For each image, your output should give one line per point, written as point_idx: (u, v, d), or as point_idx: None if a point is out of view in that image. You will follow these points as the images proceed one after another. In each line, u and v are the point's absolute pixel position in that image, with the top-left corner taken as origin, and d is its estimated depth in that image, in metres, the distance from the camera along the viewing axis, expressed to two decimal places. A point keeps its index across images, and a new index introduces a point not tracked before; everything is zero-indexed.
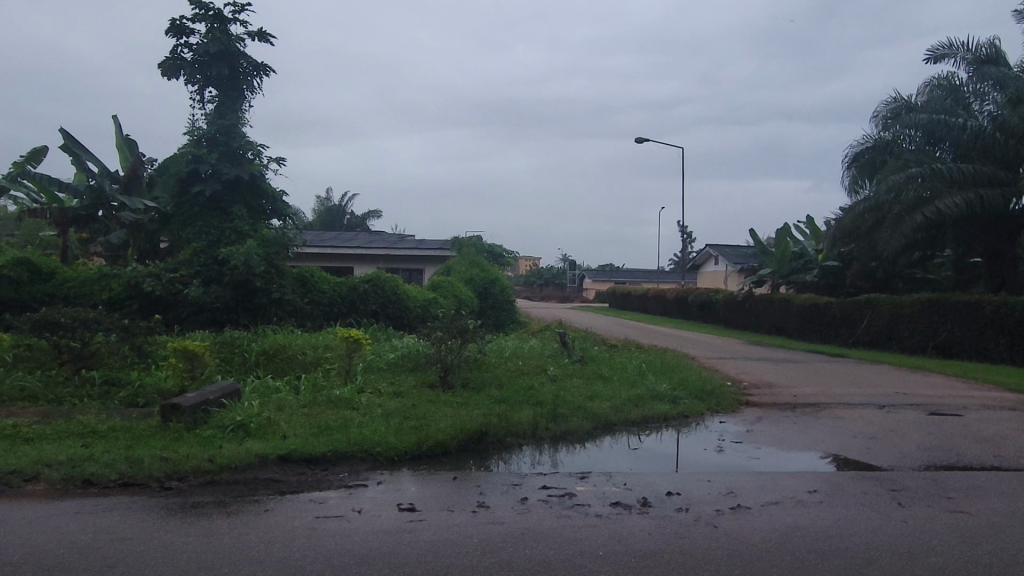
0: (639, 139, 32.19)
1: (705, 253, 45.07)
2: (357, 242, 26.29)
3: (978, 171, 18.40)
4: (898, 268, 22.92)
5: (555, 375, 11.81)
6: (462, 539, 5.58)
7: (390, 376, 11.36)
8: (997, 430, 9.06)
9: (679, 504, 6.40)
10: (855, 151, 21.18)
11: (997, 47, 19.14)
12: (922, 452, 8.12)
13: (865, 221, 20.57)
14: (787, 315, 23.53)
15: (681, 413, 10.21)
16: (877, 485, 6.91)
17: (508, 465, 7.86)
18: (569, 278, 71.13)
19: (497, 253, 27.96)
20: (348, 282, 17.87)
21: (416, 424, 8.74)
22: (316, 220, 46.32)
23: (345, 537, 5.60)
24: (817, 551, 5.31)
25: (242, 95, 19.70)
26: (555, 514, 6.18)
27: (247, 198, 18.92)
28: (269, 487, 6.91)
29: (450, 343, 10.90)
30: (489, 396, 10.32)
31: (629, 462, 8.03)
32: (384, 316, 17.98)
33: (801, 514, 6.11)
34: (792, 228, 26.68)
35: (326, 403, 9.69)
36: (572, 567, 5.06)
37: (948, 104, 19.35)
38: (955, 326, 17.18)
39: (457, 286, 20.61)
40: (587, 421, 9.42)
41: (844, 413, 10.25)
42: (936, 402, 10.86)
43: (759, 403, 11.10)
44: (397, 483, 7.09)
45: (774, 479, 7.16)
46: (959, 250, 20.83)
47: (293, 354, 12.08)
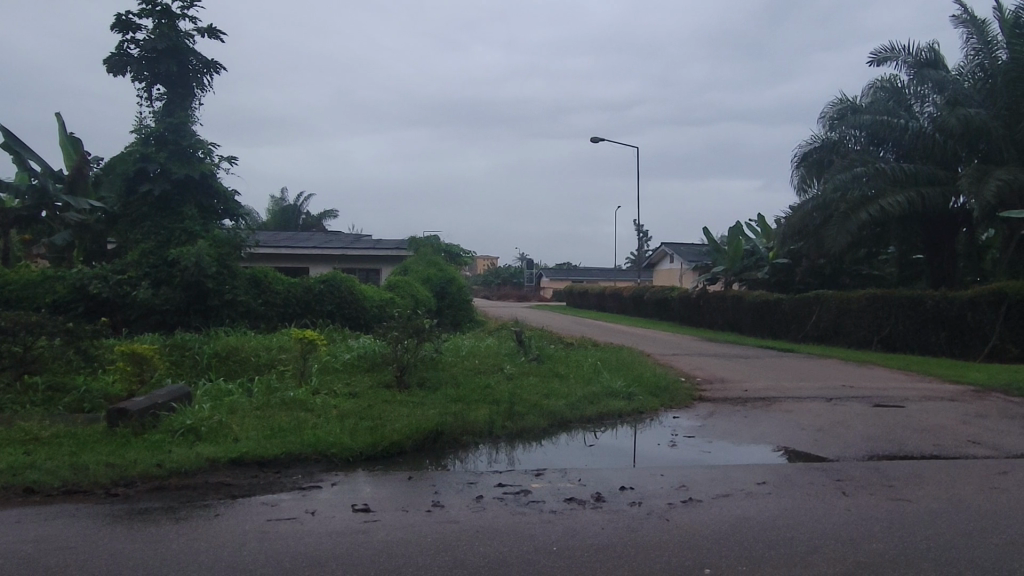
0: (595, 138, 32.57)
1: (660, 251, 45.82)
2: (311, 242, 25.94)
3: (918, 171, 19.04)
4: (845, 264, 23.53)
5: (511, 374, 11.83)
6: (416, 538, 5.57)
7: (344, 378, 11.23)
8: (936, 421, 9.38)
9: (632, 499, 6.50)
10: (804, 152, 21.76)
11: (936, 51, 19.82)
12: (866, 443, 8.35)
13: (813, 219, 21.11)
14: (740, 312, 23.98)
15: (635, 409, 10.35)
16: (822, 475, 7.12)
17: (464, 464, 7.86)
18: (527, 278, 71.40)
19: (454, 253, 27.86)
20: (303, 282, 17.62)
21: (372, 424, 8.69)
22: (269, 221, 45.66)
23: (297, 540, 5.54)
24: (765, 541, 5.44)
25: (191, 93, 19.26)
26: (510, 511, 6.21)
27: (197, 198, 18.50)
28: (219, 492, 6.78)
29: (405, 343, 10.85)
30: (446, 396, 10.30)
31: (584, 458, 8.11)
32: (340, 317, 17.78)
33: (749, 506, 6.26)
34: (743, 226, 27.22)
35: (279, 405, 9.57)
36: (525, 562, 5.10)
37: (890, 106, 19.97)
38: (899, 319, 17.71)
39: (414, 285, 20.52)
40: (543, 419, 9.47)
41: (792, 407, 10.50)
42: (879, 395, 11.19)
43: (711, 398, 11.30)
44: (352, 483, 7.05)
45: (724, 472, 7.30)
46: (903, 248, 21.50)
47: (245, 357, 11.87)
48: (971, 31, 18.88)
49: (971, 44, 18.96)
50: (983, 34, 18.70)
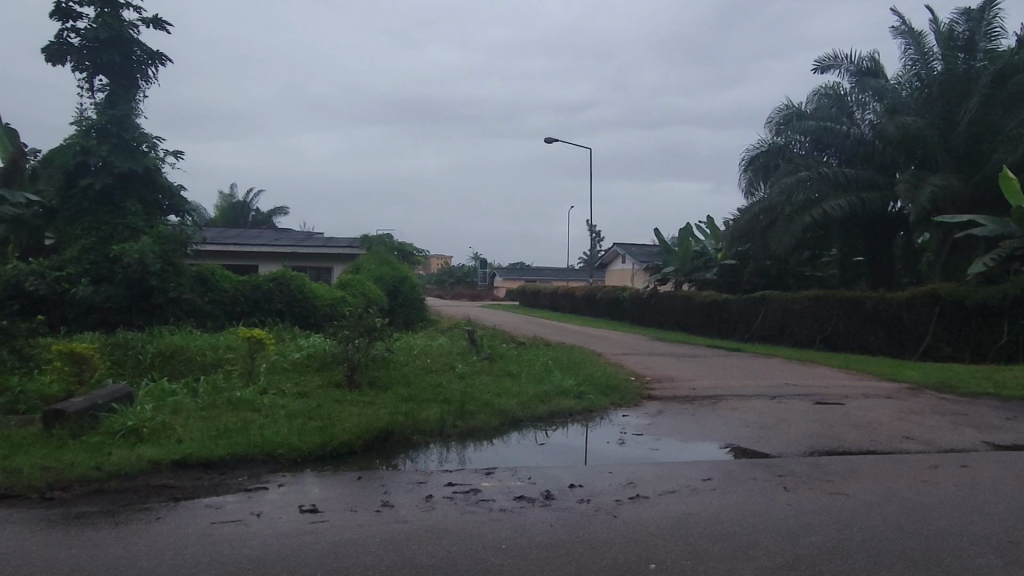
0: (549, 139, 32.83)
1: (611, 252, 46.40)
2: (260, 239, 25.46)
3: (859, 176, 19.66)
4: (790, 266, 24.18)
5: (463, 373, 11.84)
6: (363, 539, 5.53)
7: (293, 377, 11.06)
8: (874, 417, 9.73)
9: (580, 496, 6.58)
10: (751, 156, 22.28)
11: (876, 60, 20.49)
12: (807, 439, 8.61)
13: (760, 221, 21.63)
14: (689, 312, 24.42)
15: (586, 408, 10.46)
16: (765, 472, 7.30)
17: (414, 463, 7.83)
18: (480, 277, 71.38)
19: (407, 251, 27.69)
20: (251, 280, 17.29)
21: (321, 424, 8.59)
22: (217, 217, 44.62)
23: (241, 542, 5.44)
24: (708, 535, 5.56)
25: (135, 85, 18.70)
26: (460, 510, 6.23)
27: (141, 192, 17.98)
28: (161, 494, 6.62)
29: (356, 342, 10.74)
30: (397, 395, 10.24)
31: (535, 457, 8.15)
32: (289, 316, 17.49)
33: (694, 501, 6.40)
34: (693, 228, 27.71)
35: (225, 405, 9.38)
36: (473, 561, 5.11)
37: (834, 112, 20.58)
38: (841, 320, 18.27)
39: (366, 283, 20.29)
40: (494, 418, 9.51)
41: (738, 404, 10.75)
42: (820, 392, 11.55)
43: (660, 396, 11.50)
44: (299, 485, 6.95)
45: (670, 469, 7.44)
46: (844, 250, 22.19)
47: (191, 357, 11.60)
48: (909, 43, 19.63)
49: (909, 54, 19.72)
50: (920, 45, 19.47)
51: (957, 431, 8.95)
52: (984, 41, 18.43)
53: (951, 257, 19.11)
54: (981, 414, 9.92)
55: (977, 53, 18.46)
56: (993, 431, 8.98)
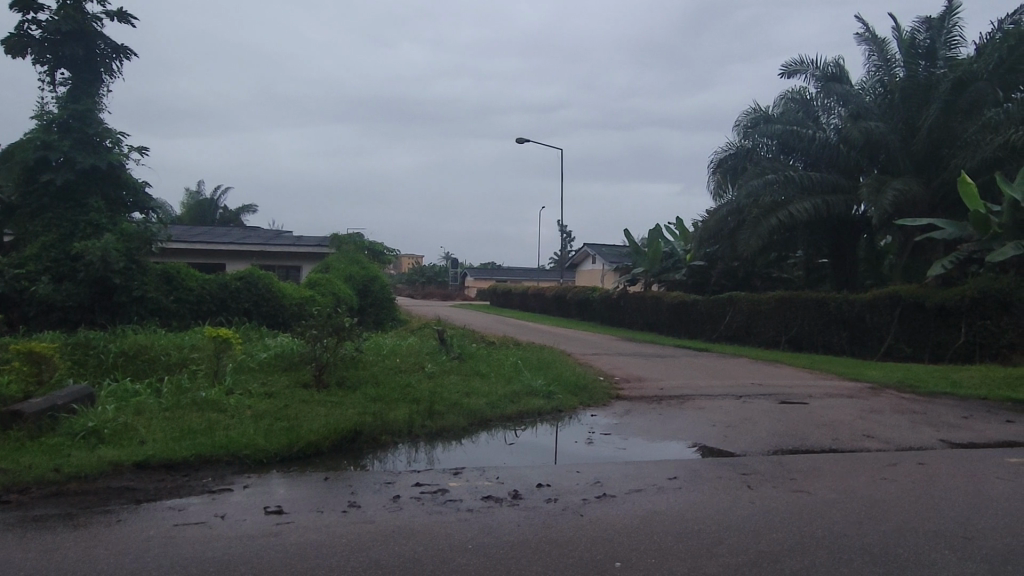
0: (520, 139, 32.97)
1: (581, 252, 46.65)
2: (228, 237, 25.12)
3: (823, 179, 20.01)
4: (757, 267, 24.53)
5: (432, 373, 11.82)
6: (329, 540, 5.49)
7: (260, 377, 10.93)
8: (836, 416, 9.92)
9: (548, 495, 6.60)
10: (720, 158, 22.55)
11: (841, 65, 20.86)
12: (771, 438, 8.74)
13: (727, 223, 21.91)
14: (659, 312, 24.63)
15: (555, 408, 10.50)
16: (730, 470, 7.41)
17: (382, 464, 7.79)
18: (451, 277, 71.21)
19: (378, 250, 27.49)
20: (218, 279, 17.07)
21: (288, 424, 8.50)
22: (184, 215, 43.95)
23: (204, 545, 5.36)
24: (673, 533, 5.63)
25: (99, 79, 18.32)
26: (427, 510, 6.21)
27: (105, 189, 17.62)
28: (122, 497, 6.50)
29: (325, 342, 10.65)
30: (365, 395, 10.18)
31: (503, 457, 8.16)
32: (256, 315, 17.28)
33: (660, 499, 6.47)
34: (663, 229, 27.96)
35: (190, 406, 9.24)
36: (440, 561, 5.11)
37: (800, 116, 20.97)
38: (807, 320, 18.57)
39: (335, 282, 20.13)
40: (463, 417, 9.51)
41: (704, 404, 10.88)
42: (785, 392, 11.73)
43: (628, 396, 11.59)
44: (265, 486, 6.87)
45: (637, 468, 7.51)
46: (810, 252, 22.58)
47: (155, 357, 11.40)
48: (873, 49, 20.03)
49: (872, 61, 20.12)
50: (883, 52, 19.88)
51: (916, 429, 9.17)
52: (944, 49, 18.89)
53: (913, 259, 19.55)
54: (938, 413, 10.17)
55: (938, 60, 18.91)
56: (950, 429, 9.22)
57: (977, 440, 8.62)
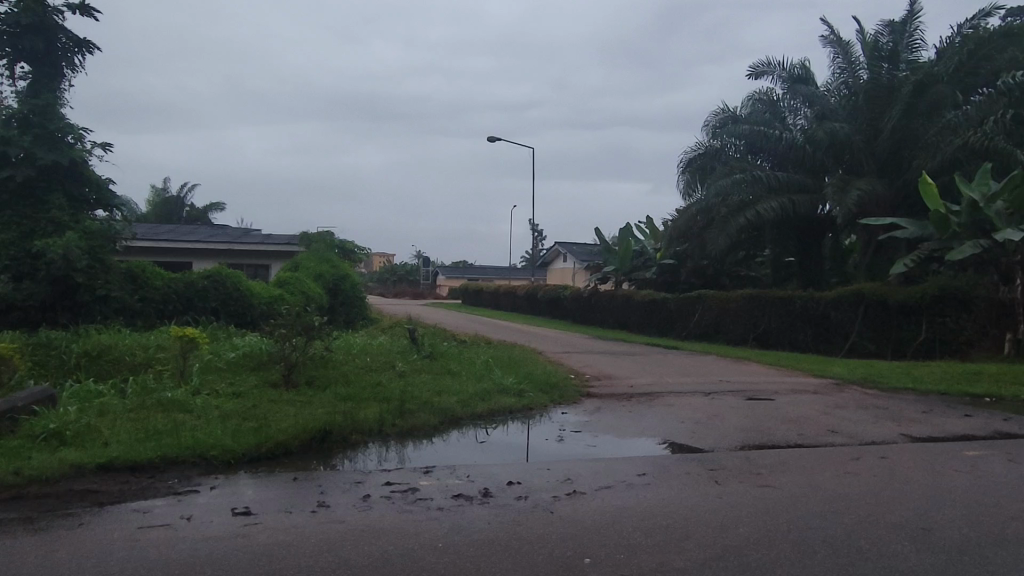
0: (492, 138, 33.03)
1: (553, 250, 46.78)
2: (194, 235, 24.74)
3: (790, 179, 20.30)
4: (726, 266, 24.85)
5: (403, 372, 11.78)
6: (298, 540, 5.45)
7: (228, 377, 10.79)
8: (801, 412, 10.09)
9: (518, 493, 6.62)
10: (689, 158, 22.78)
11: (807, 67, 21.17)
12: (738, 434, 8.86)
13: (696, 222, 22.13)
14: (629, 310, 24.81)
15: (525, 406, 10.52)
16: (698, 466, 7.50)
17: (353, 463, 7.74)
18: (422, 275, 70.97)
19: (348, 249, 27.29)
20: (185, 277, 16.82)
21: (256, 424, 8.41)
22: (149, 213, 43.23)
23: (169, 547, 5.29)
24: (642, 529, 5.69)
25: (60, 74, 17.92)
26: (397, 509, 6.18)
27: (66, 186, 17.21)
28: (85, 499, 6.38)
29: (294, 341, 10.55)
30: (335, 394, 10.11)
31: (475, 455, 8.16)
32: (224, 315, 17.05)
33: (630, 496, 6.53)
34: (633, 228, 28.15)
35: (155, 406, 9.09)
36: (410, 560, 5.10)
37: (767, 117, 21.32)
38: (773, 318, 18.85)
39: (305, 281, 19.92)
40: (434, 416, 9.48)
41: (673, 401, 10.98)
42: (752, 388, 11.90)
43: (598, 394, 11.66)
44: (233, 487, 6.78)
45: (606, 465, 7.56)
46: (776, 250, 22.89)
47: (119, 356, 11.20)
48: (838, 52, 20.41)
49: (837, 63, 20.51)
50: (847, 54, 20.24)
51: (878, 424, 9.37)
52: (906, 52, 19.31)
53: (876, 258, 19.95)
54: (900, 408, 10.40)
55: (900, 63, 19.32)
56: (910, 424, 9.43)
57: (937, 434, 8.84)
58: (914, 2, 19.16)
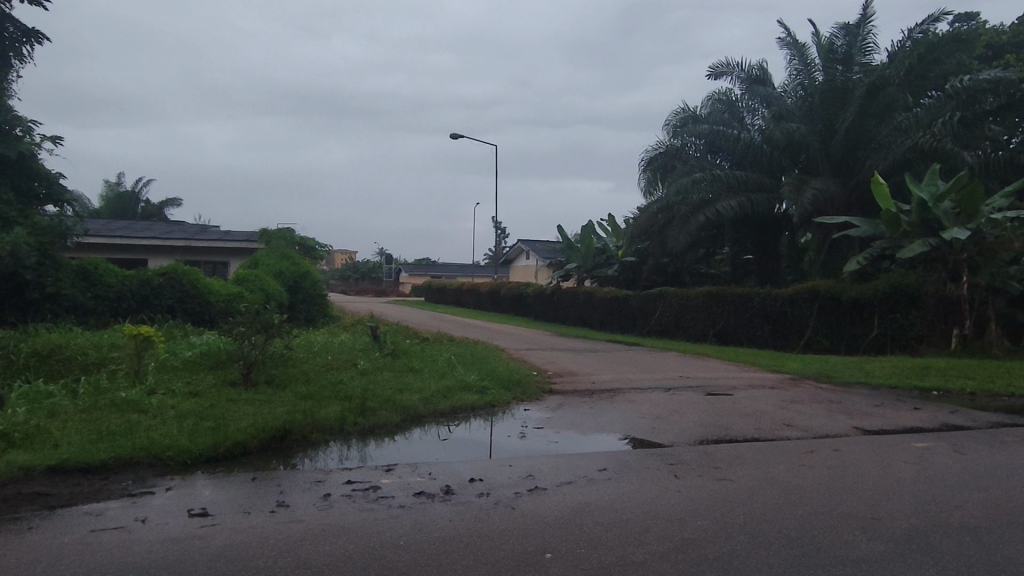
0: (454, 135, 32.92)
1: (516, 248, 46.87)
2: (149, 232, 24.17)
3: (749, 178, 20.63)
4: (686, 263, 25.21)
5: (365, 369, 11.70)
6: (257, 540, 5.38)
7: (184, 376, 10.58)
8: (758, 407, 10.29)
9: (480, 490, 6.64)
10: (650, 156, 23.00)
11: (765, 68, 21.55)
12: (697, 429, 9.00)
13: (658, 220, 22.38)
14: (591, 307, 24.98)
15: (488, 403, 10.54)
16: (658, 460, 7.60)
17: (313, 462, 7.66)
18: (385, 273, 70.49)
19: (309, 246, 26.95)
20: (139, 275, 16.42)
21: (214, 424, 8.27)
22: (102, 209, 42.13)
23: (122, 550, 5.17)
24: (602, 523, 5.74)
25: (7, 64, 17.35)
26: (358, 508, 6.15)
27: (14, 180, 16.69)
28: (34, 503, 6.20)
29: (253, 339, 10.40)
30: (295, 393, 9.99)
31: (437, 452, 8.16)
32: (181, 312, 16.68)
33: (591, 490, 6.60)
34: (595, 225, 28.32)
35: (108, 407, 8.87)
36: (371, 558, 5.07)
37: (726, 117, 21.65)
38: (732, 314, 19.18)
39: (265, 278, 19.62)
40: (396, 414, 9.44)
41: (634, 397, 11.11)
42: (711, 384, 12.10)
43: (560, 390, 11.74)
44: (189, 488, 6.66)
45: (568, 461, 7.62)
46: (735, 248, 23.26)
47: (70, 356, 10.89)
48: (794, 53, 20.81)
49: (793, 65, 20.91)
50: (803, 56, 20.65)
51: (832, 418, 9.60)
52: (859, 55, 19.77)
53: (830, 256, 20.43)
54: (853, 402, 10.68)
55: (854, 66, 19.77)
56: (862, 417, 9.68)
57: (887, 427, 9.09)
58: (868, 6, 19.62)
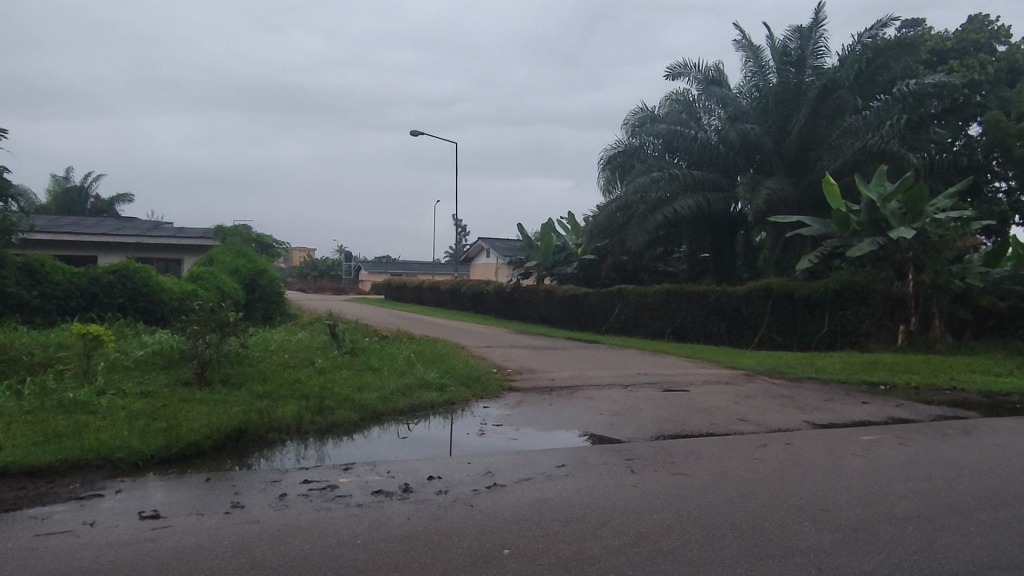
0: (414, 133, 32.74)
1: (476, 246, 46.81)
2: (100, 228, 23.52)
3: (705, 177, 20.98)
4: (645, 261, 25.53)
5: (322, 368, 11.57)
6: (210, 542, 5.29)
7: (136, 376, 10.33)
8: (713, 402, 10.50)
9: (439, 487, 6.63)
10: (609, 155, 23.24)
11: (721, 70, 21.96)
12: (655, 424, 9.13)
13: (617, 218, 22.60)
14: (551, 305, 25.11)
15: (448, 400, 10.54)
16: (615, 456, 7.69)
17: (269, 462, 7.55)
18: (344, 270, 69.67)
19: (266, 243, 26.53)
20: (88, 272, 15.98)
21: (167, 424, 8.09)
22: (49, 204, 40.84)
23: (69, 555, 5.05)
24: (560, 519, 5.79)
25: None
26: (315, 507, 6.10)
27: None
28: None
29: (208, 338, 10.22)
30: (250, 392, 9.84)
31: (396, 451, 8.12)
32: (132, 311, 16.25)
33: (547, 487, 6.64)
34: (555, 223, 28.44)
35: (55, 408, 8.61)
36: (327, 558, 5.03)
37: (683, 117, 21.97)
38: (690, 312, 19.49)
39: (220, 276, 19.22)
40: (354, 413, 9.37)
41: (592, 394, 11.22)
42: (667, 380, 12.28)
43: (520, 388, 11.78)
44: (140, 490, 6.52)
45: (527, 457, 7.66)
46: (692, 246, 23.59)
47: (15, 356, 10.54)
48: (749, 56, 21.27)
49: (749, 66, 21.34)
50: (758, 59, 21.14)
51: (784, 412, 9.84)
52: (812, 58, 20.21)
53: (784, 254, 20.89)
54: (804, 397, 10.96)
55: (806, 69, 20.24)
56: (813, 411, 9.94)
57: (837, 421, 9.35)
58: (820, 10, 20.10)
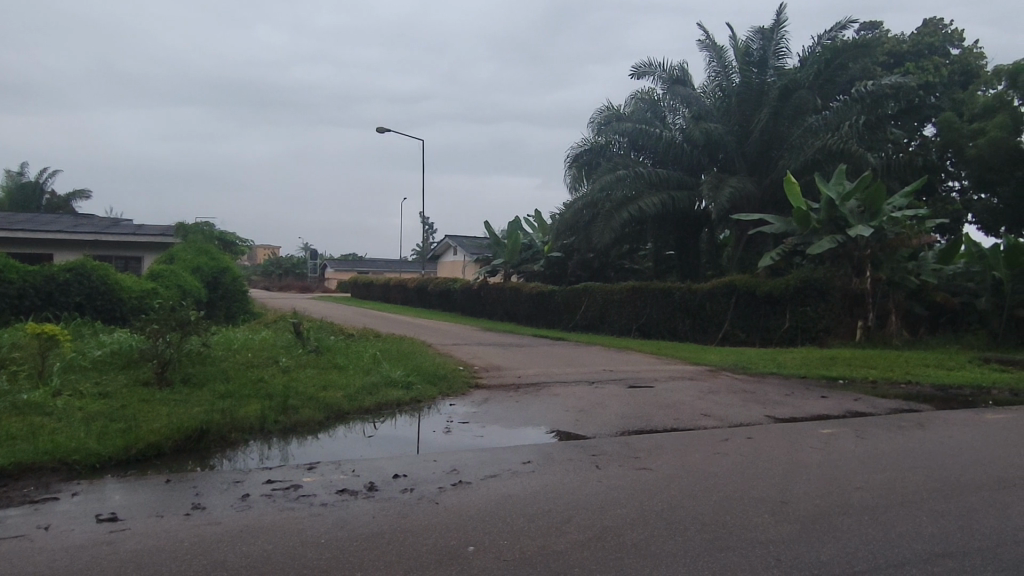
0: (380, 130, 32.51)
1: (444, 244, 46.60)
2: (56, 225, 22.94)
3: (670, 175, 21.19)
4: (611, 259, 25.70)
5: (287, 367, 11.44)
6: (170, 545, 5.20)
7: (94, 376, 10.10)
8: (677, 398, 10.63)
9: (404, 486, 6.61)
10: (575, 153, 23.35)
11: (685, 69, 22.11)
12: (619, 420, 9.21)
13: (583, 216, 22.71)
14: (519, 303, 25.12)
15: (414, 398, 10.50)
16: (581, 452, 7.75)
17: (231, 463, 7.44)
18: (309, 268, 68.83)
19: (229, 240, 26.12)
20: (44, 271, 15.58)
21: (125, 426, 7.93)
22: (3, 199, 39.76)
23: (24, 560, 4.92)
24: (526, 515, 5.82)
25: None
26: (278, 508, 6.03)
27: None
28: None
29: (168, 337, 10.02)
30: (213, 392, 9.69)
31: (361, 450, 8.06)
32: (89, 310, 15.86)
33: (513, 484, 6.66)
34: (522, 221, 28.48)
35: (8, 409, 8.39)
36: (289, 558, 4.99)
37: (648, 116, 22.14)
38: (655, 309, 19.67)
39: (181, 274, 18.87)
40: (319, 412, 9.27)
41: (558, 391, 11.26)
42: (632, 377, 12.39)
43: (486, 385, 11.78)
44: (98, 492, 6.39)
45: (493, 455, 7.67)
46: (658, 244, 23.79)
47: None
48: (713, 55, 21.49)
49: (712, 66, 21.57)
50: (721, 59, 21.36)
51: (746, 407, 10.00)
52: (773, 59, 20.53)
53: (746, 251, 21.21)
54: (766, 392, 11.15)
55: (768, 69, 20.56)
56: (774, 406, 10.12)
57: (797, 415, 9.54)
58: (781, 12, 20.43)
